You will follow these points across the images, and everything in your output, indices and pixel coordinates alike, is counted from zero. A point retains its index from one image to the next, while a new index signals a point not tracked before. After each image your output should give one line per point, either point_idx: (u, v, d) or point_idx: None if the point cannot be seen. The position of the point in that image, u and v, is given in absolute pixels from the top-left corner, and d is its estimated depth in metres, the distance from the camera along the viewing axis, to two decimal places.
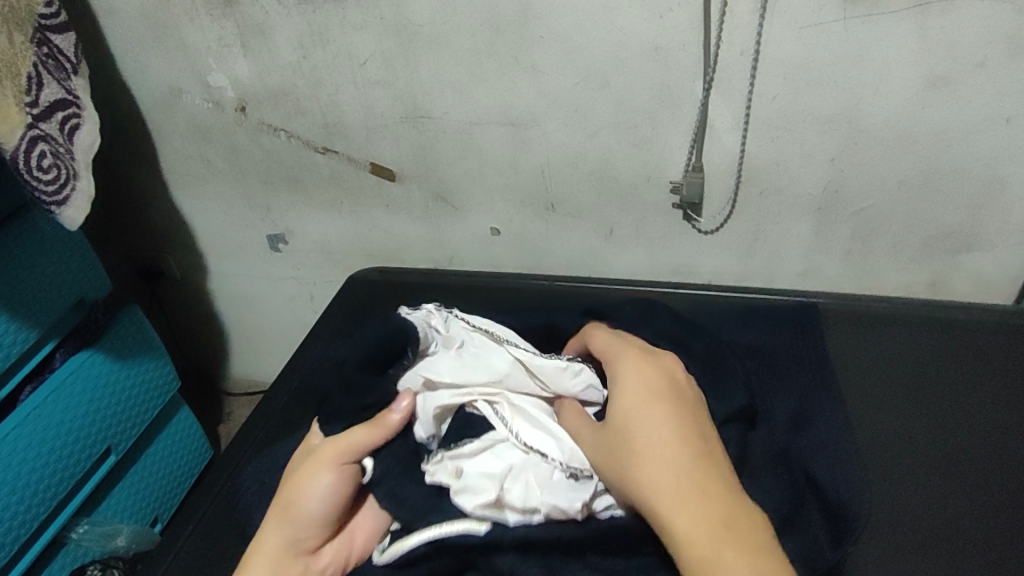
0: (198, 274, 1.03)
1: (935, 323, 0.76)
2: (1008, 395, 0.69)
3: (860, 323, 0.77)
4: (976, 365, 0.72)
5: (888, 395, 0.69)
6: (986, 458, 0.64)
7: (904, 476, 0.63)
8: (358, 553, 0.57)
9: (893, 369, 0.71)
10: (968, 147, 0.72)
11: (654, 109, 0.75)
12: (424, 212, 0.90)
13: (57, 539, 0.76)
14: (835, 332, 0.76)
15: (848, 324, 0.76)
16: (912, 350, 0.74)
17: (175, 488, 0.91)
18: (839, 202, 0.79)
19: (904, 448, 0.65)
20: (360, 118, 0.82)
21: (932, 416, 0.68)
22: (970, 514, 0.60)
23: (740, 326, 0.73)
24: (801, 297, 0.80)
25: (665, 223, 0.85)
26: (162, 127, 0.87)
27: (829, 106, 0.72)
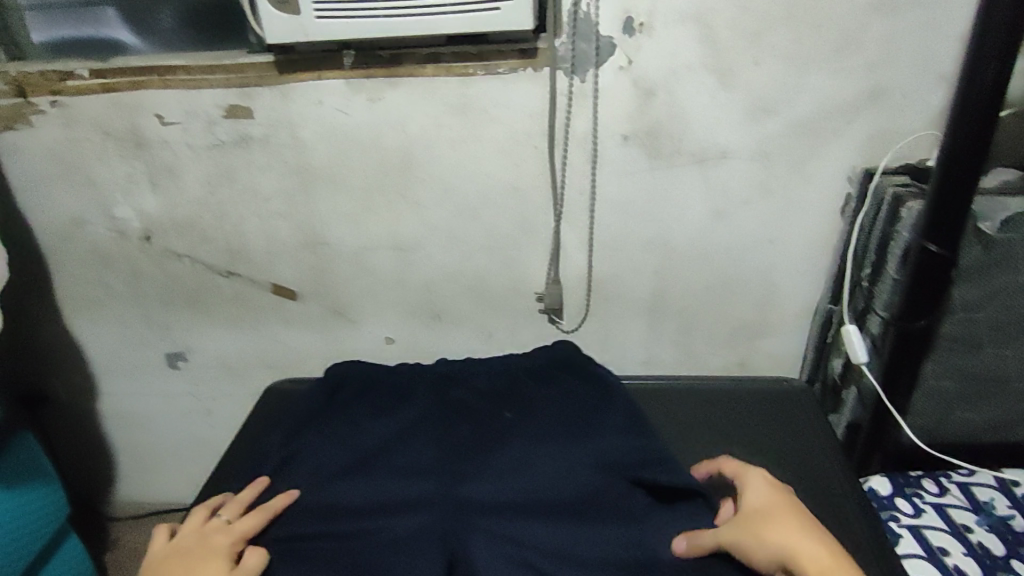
0: (83, 395, 1.02)
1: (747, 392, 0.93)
2: (790, 439, 0.86)
3: (697, 399, 0.92)
4: (772, 416, 0.89)
5: (716, 437, 0.86)
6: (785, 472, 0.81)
7: None
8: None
9: (698, 424, 0.88)
10: (749, 259, 0.97)
11: (518, 236, 0.93)
12: (319, 326, 0.98)
13: None
14: (679, 406, 0.91)
15: (666, 408, 0.90)
16: (734, 402, 0.92)
17: None
18: (667, 303, 1.00)
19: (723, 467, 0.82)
20: (263, 246, 0.91)
21: (749, 451, 0.84)
22: None
23: (597, 391, 0.81)
24: (658, 380, 0.96)
25: (534, 326, 1.01)
26: (58, 255, 0.90)
27: (649, 232, 0.94)
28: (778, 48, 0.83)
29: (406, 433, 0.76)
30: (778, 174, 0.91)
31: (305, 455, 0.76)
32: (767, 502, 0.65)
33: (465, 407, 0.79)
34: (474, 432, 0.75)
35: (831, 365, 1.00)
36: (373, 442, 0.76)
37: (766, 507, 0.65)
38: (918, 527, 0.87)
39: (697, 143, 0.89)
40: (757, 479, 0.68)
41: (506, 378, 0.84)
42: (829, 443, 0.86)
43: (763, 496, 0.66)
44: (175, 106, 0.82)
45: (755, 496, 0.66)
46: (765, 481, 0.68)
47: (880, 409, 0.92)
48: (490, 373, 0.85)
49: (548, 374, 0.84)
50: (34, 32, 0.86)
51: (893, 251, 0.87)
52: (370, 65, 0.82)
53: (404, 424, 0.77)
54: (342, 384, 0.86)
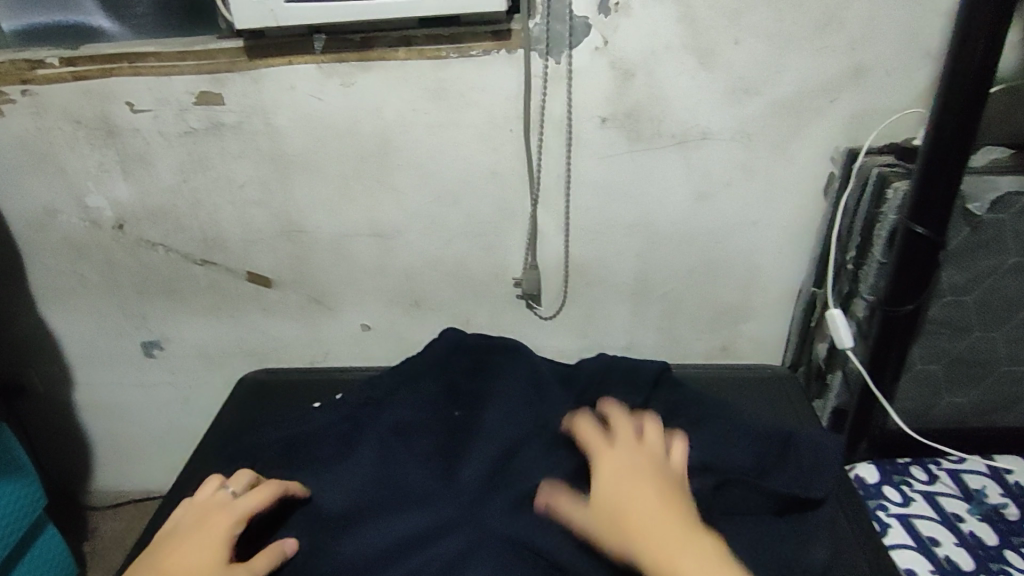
0: (64, 386, 1.02)
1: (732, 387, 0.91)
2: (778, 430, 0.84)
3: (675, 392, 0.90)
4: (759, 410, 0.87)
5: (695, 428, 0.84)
6: None
7: None
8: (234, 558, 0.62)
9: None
10: (732, 243, 0.95)
11: (496, 222, 0.92)
12: (297, 314, 0.97)
13: None
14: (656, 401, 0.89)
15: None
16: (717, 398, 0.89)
17: None
18: (649, 288, 0.99)
19: None
20: (238, 234, 0.90)
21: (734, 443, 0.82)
22: None
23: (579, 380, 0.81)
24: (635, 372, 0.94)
25: (514, 313, 0.99)
26: (33, 244, 0.90)
27: (629, 216, 0.93)
28: (759, 26, 0.81)
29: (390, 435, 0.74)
30: (760, 155, 0.89)
31: (277, 443, 0.75)
32: (622, 489, 0.58)
33: (446, 402, 0.77)
34: (453, 429, 0.74)
35: (816, 350, 0.99)
36: (344, 433, 0.75)
37: (620, 499, 0.57)
38: (906, 517, 0.85)
39: (676, 125, 0.87)
40: (619, 469, 0.60)
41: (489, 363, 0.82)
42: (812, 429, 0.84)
43: (615, 484, 0.59)
44: (145, 93, 0.81)
45: (607, 487, 0.59)
46: (637, 466, 0.60)
47: (866, 394, 0.90)
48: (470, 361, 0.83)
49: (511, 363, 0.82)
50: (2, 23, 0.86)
51: (880, 233, 0.85)
52: (341, 49, 0.81)
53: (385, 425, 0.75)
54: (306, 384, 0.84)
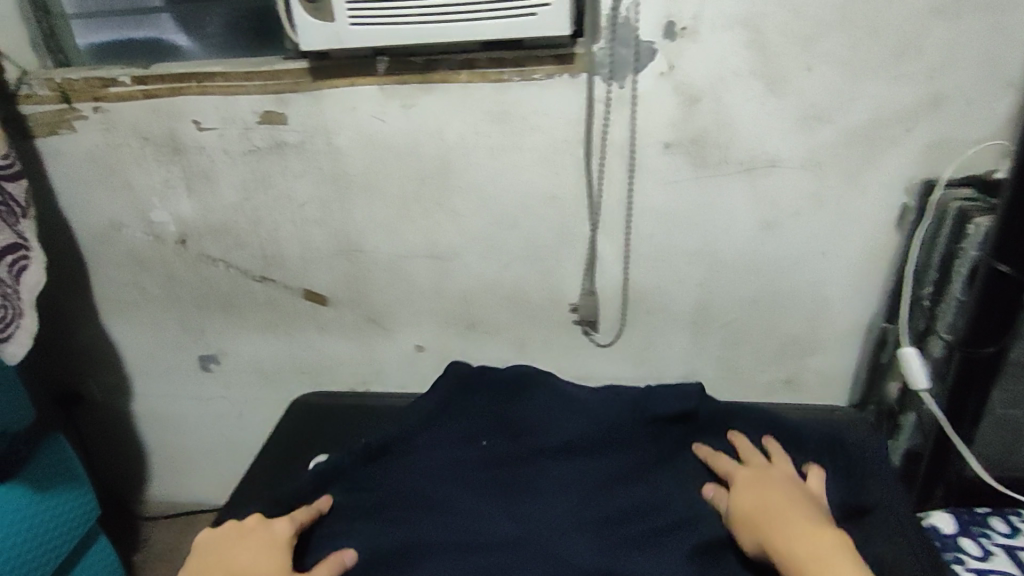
0: (116, 397, 1.03)
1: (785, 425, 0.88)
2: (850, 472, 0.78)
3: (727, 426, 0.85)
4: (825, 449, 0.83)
5: None
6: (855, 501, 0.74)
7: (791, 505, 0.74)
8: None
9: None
10: (798, 273, 0.92)
11: (555, 246, 0.90)
12: (351, 333, 0.97)
13: None
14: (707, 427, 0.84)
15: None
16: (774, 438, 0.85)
17: None
18: (710, 317, 0.96)
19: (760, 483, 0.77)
20: (296, 252, 0.90)
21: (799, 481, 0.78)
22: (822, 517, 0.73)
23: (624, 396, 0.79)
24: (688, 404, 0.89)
25: (569, 338, 0.97)
26: (97, 258, 0.91)
27: (692, 242, 0.90)
28: (832, 53, 0.78)
29: (440, 471, 0.72)
30: (830, 185, 0.86)
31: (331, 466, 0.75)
32: (759, 506, 0.63)
33: (492, 436, 0.75)
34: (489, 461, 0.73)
35: (887, 389, 0.94)
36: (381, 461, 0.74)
37: (756, 514, 0.63)
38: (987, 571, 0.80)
39: (744, 152, 0.84)
40: (751, 484, 0.66)
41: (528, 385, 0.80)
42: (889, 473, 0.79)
43: (752, 501, 0.64)
44: (212, 112, 0.82)
45: (745, 503, 0.64)
46: (773, 484, 0.66)
47: (940, 438, 0.87)
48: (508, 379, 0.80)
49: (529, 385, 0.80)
50: (81, 40, 0.88)
51: (960, 268, 0.81)
52: (404, 71, 0.81)
53: (432, 461, 0.73)
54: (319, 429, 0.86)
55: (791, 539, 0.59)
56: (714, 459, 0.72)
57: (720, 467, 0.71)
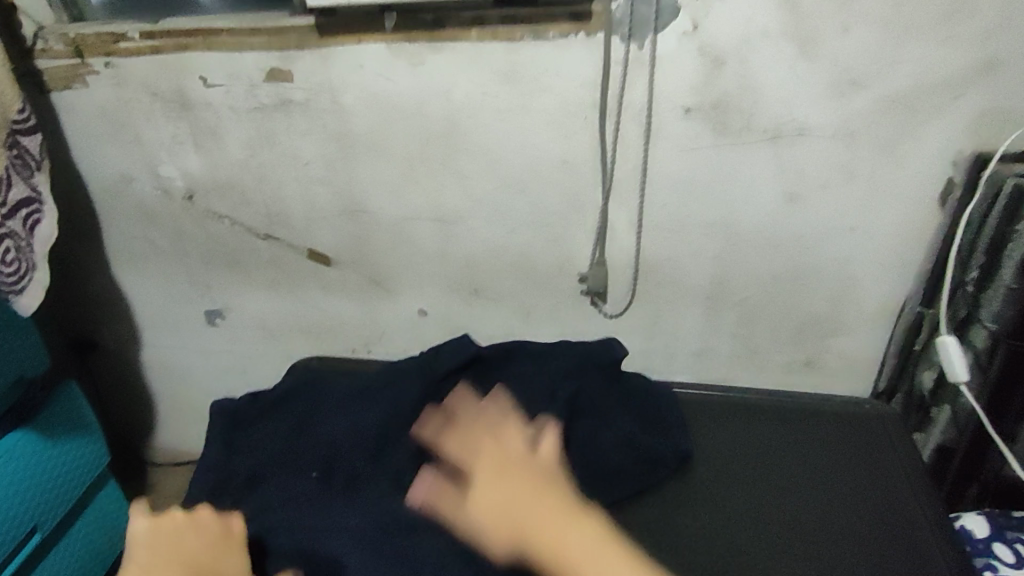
0: (134, 346, 1.06)
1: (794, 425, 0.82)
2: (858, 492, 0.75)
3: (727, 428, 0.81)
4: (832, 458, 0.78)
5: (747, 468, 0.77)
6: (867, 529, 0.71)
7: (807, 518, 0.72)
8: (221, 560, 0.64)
9: (757, 443, 0.79)
10: (821, 250, 0.87)
11: (563, 212, 0.87)
12: (357, 294, 0.97)
13: None
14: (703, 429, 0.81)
15: (719, 421, 0.82)
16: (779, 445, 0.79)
17: (106, 549, 0.94)
18: (724, 292, 0.92)
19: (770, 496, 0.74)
20: (303, 211, 0.90)
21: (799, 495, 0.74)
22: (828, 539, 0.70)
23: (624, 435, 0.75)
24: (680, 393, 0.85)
25: (576, 308, 0.95)
26: (111, 211, 0.93)
27: (707, 213, 0.86)
28: (875, 11, 0.71)
29: (411, 528, 0.66)
30: (862, 156, 0.80)
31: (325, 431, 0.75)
32: (498, 501, 0.55)
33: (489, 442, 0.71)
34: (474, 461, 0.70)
35: (920, 377, 0.90)
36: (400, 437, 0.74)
37: (501, 508, 0.54)
38: None
39: (769, 119, 0.79)
40: (495, 472, 0.57)
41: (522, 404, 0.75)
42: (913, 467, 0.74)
43: (491, 494, 0.55)
44: (218, 68, 0.81)
45: (485, 500, 0.55)
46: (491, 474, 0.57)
47: (978, 435, 0.82)
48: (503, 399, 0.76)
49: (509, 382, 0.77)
50: None
51: (1010, 254, 0.74)
52: (412, 29, 0.78)
53: (401, 511, 0.67)
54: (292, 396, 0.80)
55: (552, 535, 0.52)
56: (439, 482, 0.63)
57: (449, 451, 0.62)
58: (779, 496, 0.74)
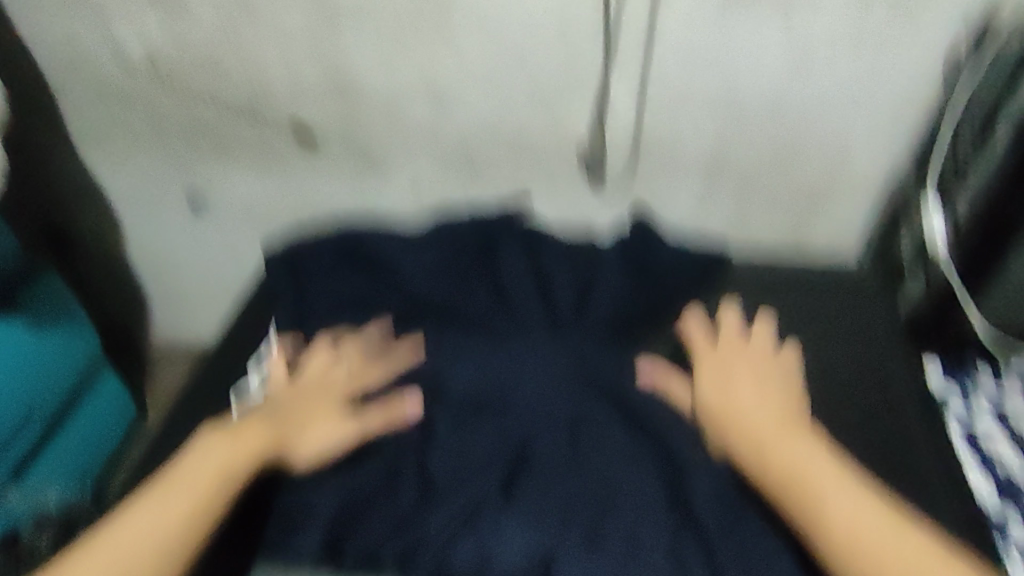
0: (108, 233, 1.02)
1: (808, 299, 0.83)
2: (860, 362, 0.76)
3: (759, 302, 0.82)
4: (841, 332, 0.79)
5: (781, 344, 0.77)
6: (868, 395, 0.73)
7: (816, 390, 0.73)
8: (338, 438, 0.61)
9: (786, 314, 0.81)
10: (821, 125, 0.85)
11: (563, 84, 0.83)
12: (347, 175, 0.92)
13: None
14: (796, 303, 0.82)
15: (778, 293, 0.83)
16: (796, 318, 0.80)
17: (102, 438, 0.97)
18: (722, 168, 0.90)
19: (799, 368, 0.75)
20: (283, 84, 0.83)
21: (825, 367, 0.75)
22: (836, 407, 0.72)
23: (642, 313, 0.72)
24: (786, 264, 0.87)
25: (576, 187, 0.93)
26: (73, 84, 0.86)
27: (712, 84, 0.82)
28: None
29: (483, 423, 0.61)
30: (873, 21, 0.76)
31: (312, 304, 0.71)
32: (775, 453, 0.57)
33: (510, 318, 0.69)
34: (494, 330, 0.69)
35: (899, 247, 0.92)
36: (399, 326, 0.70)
37: (770, 462, 0.57)
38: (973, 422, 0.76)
39: None
40: (756, 422, 0.60)
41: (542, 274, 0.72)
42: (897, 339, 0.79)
43: (780, 453, 0.57)
44: None
45: (775, 456, 0.57)
46: (749, 424, 0.60)
47: (943, 301, 0.86)
48: (520, 263, 0.72)
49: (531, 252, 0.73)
50: None
51: (1007, 114, 0.74)
52: None
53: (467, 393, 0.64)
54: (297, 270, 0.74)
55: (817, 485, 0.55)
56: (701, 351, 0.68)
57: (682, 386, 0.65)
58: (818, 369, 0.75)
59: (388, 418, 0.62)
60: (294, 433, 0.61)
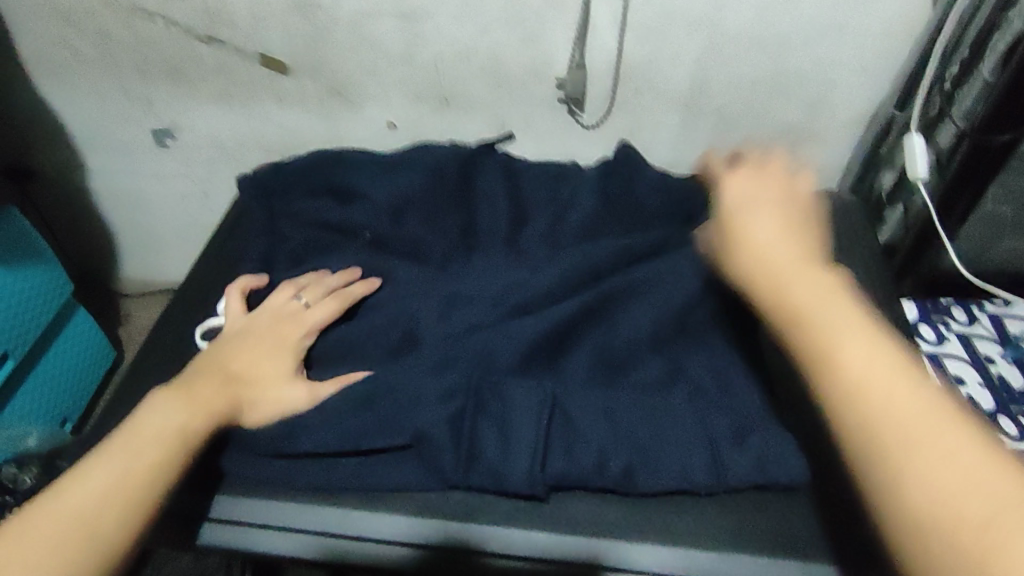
0: (70, 169, 0.98)
1: None
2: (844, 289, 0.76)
3: None
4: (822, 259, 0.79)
5: None
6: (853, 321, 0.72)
7: None
8: (289, 395, 0.58)
9: None
10: (807, 54, 0.82)
11: (542, 8, 0.78)
12: (317, 105, 0.88)
13: None
14: None
15: (750, 219, 0.83)
16: None
17: (79, 378, 0.97)
18: (704, 99, 0.88)
19: None
20: (245, 6, 0.78)
21: None
22: None
23: (620, 231, 0.71)
24: (766, 196, 0.86)
25: (553, 117, 0.90)
26: (14, 8, 0.79)
27: (697, 9, 0.78)
28: None
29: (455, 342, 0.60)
30: None
31: (288, 237, 0.71)
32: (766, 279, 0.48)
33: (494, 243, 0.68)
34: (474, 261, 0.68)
35: (881, 181, 0.92)
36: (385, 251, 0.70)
37: (764, 283, 0.48)
38: (937, 355, 0.85)
39: None
40: (756, 251, 0.50)
41: (517, 194, 0.73)
42: (878, 270, 0.79)
43: (764, 271, 0.48)
44: None
45: (757, 275, 0.48)
46: (745, 242, 0.50)
47: (925, 229, 0.86)
48: (496, 185, 0.72)
49: (507, 181, 0.73)
50: None
51: (998, 43, 0.72)
52: None
53: (433, 319, 0.62)
54: (272, 197, 0.75)
55: (811, 314, 0.45)
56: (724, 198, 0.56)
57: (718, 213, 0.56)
58: None
59: (347, 379, 0.60)
60: (250, 393, 0.58)
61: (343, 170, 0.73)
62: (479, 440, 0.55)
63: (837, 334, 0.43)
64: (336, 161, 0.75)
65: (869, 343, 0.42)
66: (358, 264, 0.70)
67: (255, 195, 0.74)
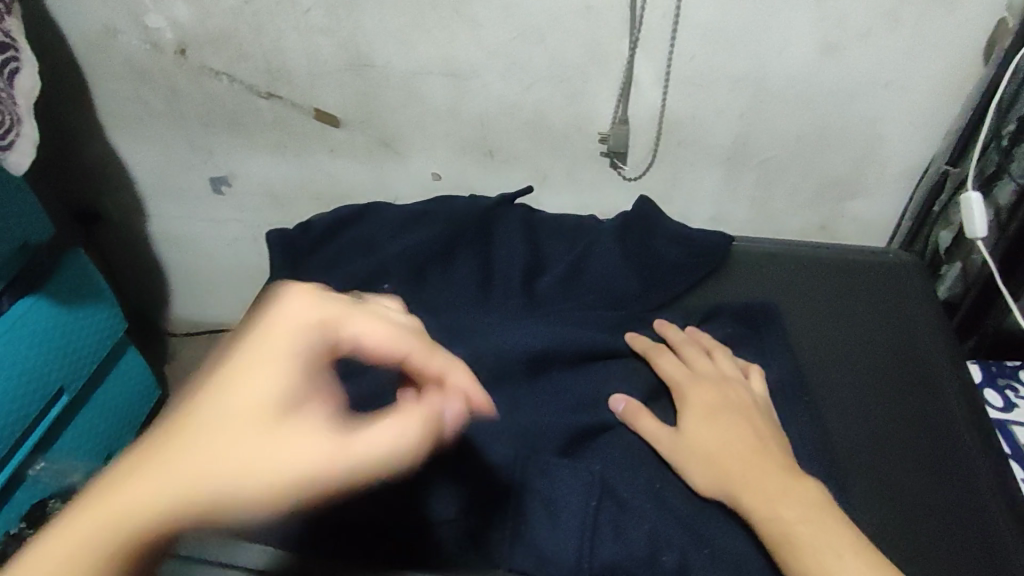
0: (135, 214, 1.04)
1: (837, 284, 0.80)
2: (896, 349, 0.73)
3: (776, 284, 0.79)
4: (871, 318, 0.76)
5: (802, 332, 0.74)
6: (902, 380, 0.70)
7: (846, 380, 0.69)
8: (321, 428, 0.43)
9: (805, 294, 0.78)
10: (853, 108, 0.81)
11: (585, 65, 0.80)
12: (366, 156, 0.92)
13: (17, 475, 0.82)
14: (820, 287, 0.79)
15: (792, 274, 0.80)
16: (819, 303, 0.77)
17: (127, 416, 1.00)
18: (747, 153, 0.87)
19: (825, 358, 0.71)
20: (304, 65, 0.83)
21: (853, 355, 0.72)
22: (874, 398, 0.68)
23: (641, 286, 0.73)
24: (812, 251, 0.84)
25: (594, 169, 0.91)
26: (96, 66, 0.86)
27: (739, 67, 0.79)
28: None
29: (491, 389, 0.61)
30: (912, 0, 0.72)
31: (329, 279, 0.72)
32: (720, 451, 0.56)
33: (528, 305, 0.70)
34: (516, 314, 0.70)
35: (937, 234, 0.87)
36: (422, 300, 0.71)
37: (722, 456, 0.56)
38: (1006, 422, 0.79)
39: None
40: (715, 419, 0.59)
41: (534, 244, 0.76)
42: (935, 328, 0.75)
43: (716, 444, 0.57)
44: None
45: (708, 444, 0.57)
46: (700, 420, 0.59)
47: (987, 289, 0.83)
48: (515, 235, 0.76)
49: (528, 238, 0.76)
50: None
51: None
52: None
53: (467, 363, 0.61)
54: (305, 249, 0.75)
55: (770, 494, 0.53)
56: (657, 351, 0.64)
57: (663, 369, 0.63)
58: (840, 353, 0.72)
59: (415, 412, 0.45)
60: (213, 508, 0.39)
61: (380, 227, 0.77)
62: (524, 514, 0.53)
63: (795, 522, 0.51)
64: (365, 225, 0.78)
65: (838, 541, 0.50)
66: (401, 308, 0.70)
67: (278, 255, 0.75)
